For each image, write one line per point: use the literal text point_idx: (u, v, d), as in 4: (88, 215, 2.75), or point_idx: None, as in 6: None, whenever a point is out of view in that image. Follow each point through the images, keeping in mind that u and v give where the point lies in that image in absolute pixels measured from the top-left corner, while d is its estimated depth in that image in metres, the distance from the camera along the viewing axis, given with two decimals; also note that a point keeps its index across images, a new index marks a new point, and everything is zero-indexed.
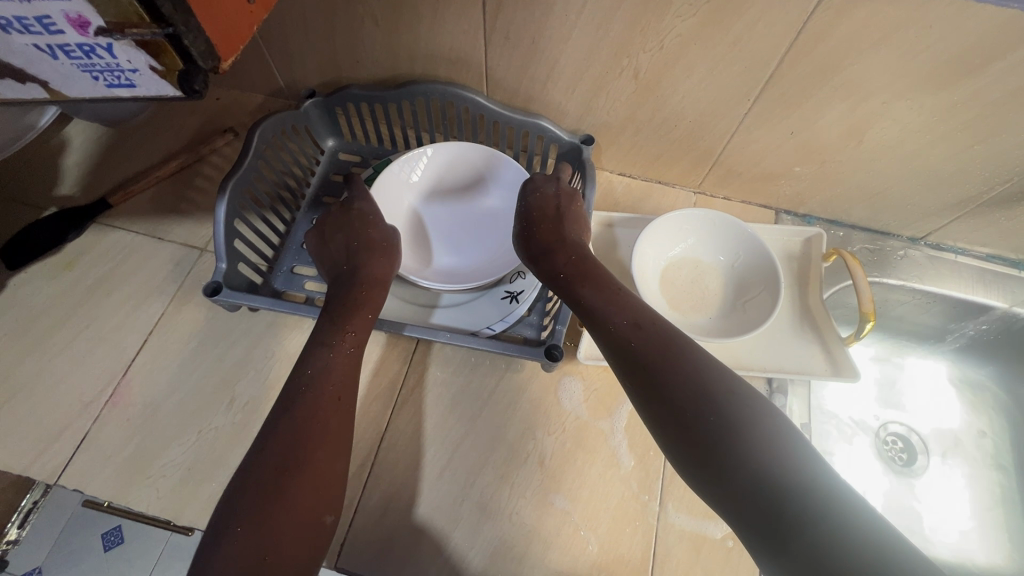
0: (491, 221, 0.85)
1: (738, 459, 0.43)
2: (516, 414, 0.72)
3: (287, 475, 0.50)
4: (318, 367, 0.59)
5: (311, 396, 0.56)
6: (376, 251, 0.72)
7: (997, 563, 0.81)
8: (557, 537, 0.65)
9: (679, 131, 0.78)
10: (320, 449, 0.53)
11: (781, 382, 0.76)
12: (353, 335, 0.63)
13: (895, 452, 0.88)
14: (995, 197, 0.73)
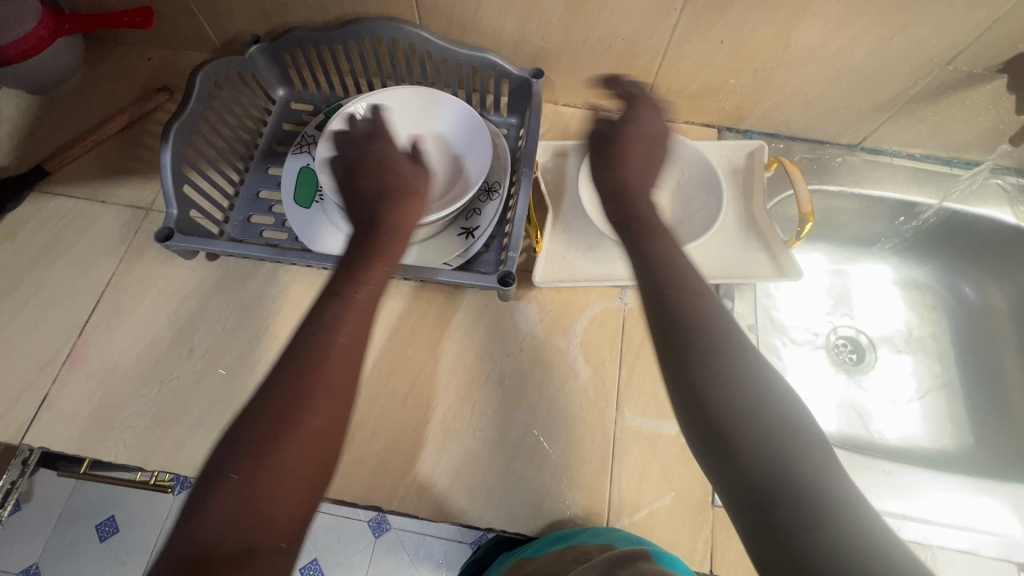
0: (436, 168, 0.81)
1: (749, 432, 0.42)
2: (474, 340, 0.74)
3: (296, 396, 0.45)
4: (326, 314, 0.50)
5: (318, 341, 0.48)
6: (402, 195, 0.63)
7: (946, 444, 0.84)
8: (520, 447, 0.68)
9: (614, 50, 0.78)
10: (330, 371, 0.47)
11: (728, 288, 0.79)
12: (377, 274, 0.56)
13: (844, 352, 0.92)
14: (919, 92, 0.76)
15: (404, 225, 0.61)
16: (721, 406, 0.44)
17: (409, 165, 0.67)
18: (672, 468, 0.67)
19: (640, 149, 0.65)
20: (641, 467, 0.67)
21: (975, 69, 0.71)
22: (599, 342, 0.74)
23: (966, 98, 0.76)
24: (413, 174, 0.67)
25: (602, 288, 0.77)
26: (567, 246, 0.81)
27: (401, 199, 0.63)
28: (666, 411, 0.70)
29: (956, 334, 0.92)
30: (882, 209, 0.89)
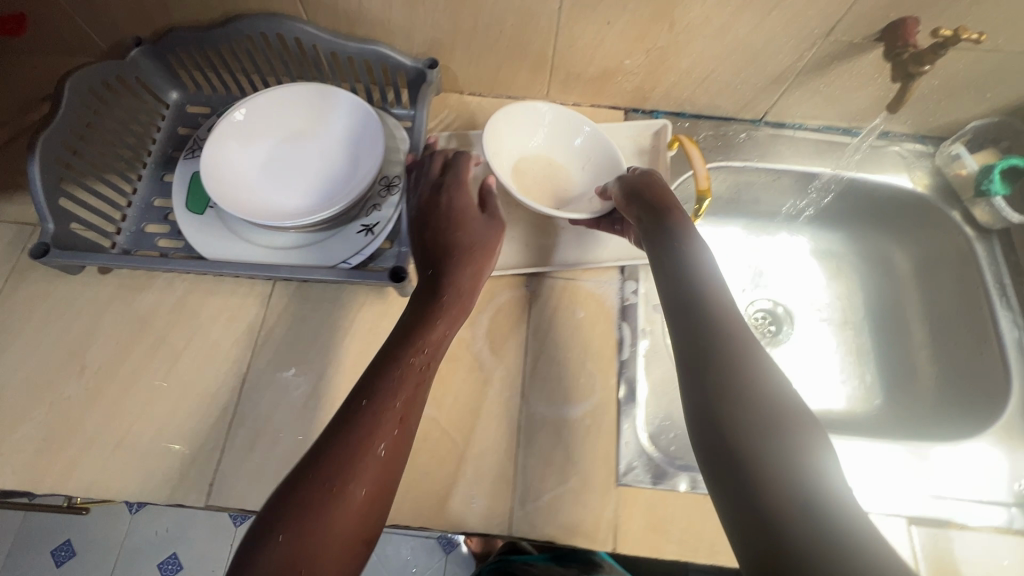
0: (333, 160, 0.78)
1: (765, 469, 0.44)
2: (379, 337, 0.73)
3: (343, 464, 0.50)
4: (381, 379, 0.56)
5: (369, 409, 0.53)
6: (467, 255, 0.69)
7: (857, 409, 0.85)
8: (425, 442, 0.68)
9: (506, 35, 0.77)
10: (383, 440, 0.52)
11: (633, 269, 0.79)
12: (438, 335, 0.62)
13: (763, 325, 0.93)
14: (807, 64, 0.77)
15: (470, 286, 0.67)
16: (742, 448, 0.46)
17: (477, 221, 0.72)
18: (578, 450, 0.68)
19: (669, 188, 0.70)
20: (547, 452, 0.67)
21: (856, 38, 0.72)
22: (505, 331, 0.74)
23: (852, 67, 0.77)
24: (479, 232, 0.71)
25: (508, 276, 0.77)
26: None
27: (474, 261, 0.69)
28: (572, 395, 0.71)
29: (870, 296, 0.93)
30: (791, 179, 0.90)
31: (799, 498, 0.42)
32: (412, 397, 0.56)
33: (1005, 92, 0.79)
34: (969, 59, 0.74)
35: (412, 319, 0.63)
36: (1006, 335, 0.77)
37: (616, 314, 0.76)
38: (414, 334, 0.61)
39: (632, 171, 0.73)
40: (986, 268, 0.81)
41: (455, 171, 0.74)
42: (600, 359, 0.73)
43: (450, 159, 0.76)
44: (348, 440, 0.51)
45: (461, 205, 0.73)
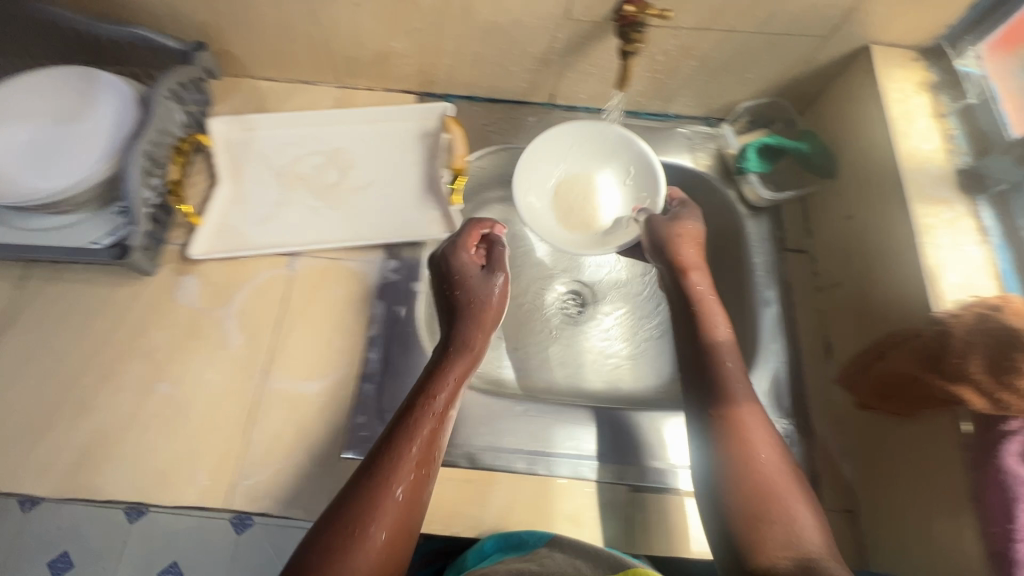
0: (82, 137, 0.76)
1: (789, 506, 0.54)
2: (128, 317, 0.73)
3: (379, 504, 0.49)
4: (421, 412, 0.56)
5: (414, 423, 0.55)
6: (468, 316, 0.66)
7: (639, 385, 0.87)
8: (155, 419, 0.68)
9: (267, 17, 0.77)
10: (400, 483, 0.51)
11: (399, 249, 0.79)
12: (450, 392, 0.59)
13: (569, 306, 0.93)
14: (566, 46, 0.78)
15: (482, 343, 0.66)
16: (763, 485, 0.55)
17: (478, 279, 0.69)
18: (308, 426, 0.69)
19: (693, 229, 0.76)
20: (278, 428, 0.68)
21: (595, 19, 0.73)
22: (258, 310, 0.75)
23: (608, 48, 0.78)
24: (487, 290, 0.68)
25: (269, 257, 0.77)
26: (241, 216, 0.80)
27: (470, 329, 0.65)
28: (314, 372, 0.72)
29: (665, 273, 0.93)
30: (594, 162, 0.86)
31: (793, 543, 0.52)
32: (429, 441, 0.55)
33: (763, 73, 0.81)
34: (712, 40, 0.75)
35: (430, 382, 0.59)
36: (766, 311, 0.78)
37: (374, 293, 0.77)
38: (423, 395, 0.58)
39: (674, 200, 0.80)
40: (756, 247, 0.82)
41: (478, 230, 0.73)
42: (350, 337, 0.74)
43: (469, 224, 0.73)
44: (387, 482, 0.51)
45: (480, 270, 0.70)
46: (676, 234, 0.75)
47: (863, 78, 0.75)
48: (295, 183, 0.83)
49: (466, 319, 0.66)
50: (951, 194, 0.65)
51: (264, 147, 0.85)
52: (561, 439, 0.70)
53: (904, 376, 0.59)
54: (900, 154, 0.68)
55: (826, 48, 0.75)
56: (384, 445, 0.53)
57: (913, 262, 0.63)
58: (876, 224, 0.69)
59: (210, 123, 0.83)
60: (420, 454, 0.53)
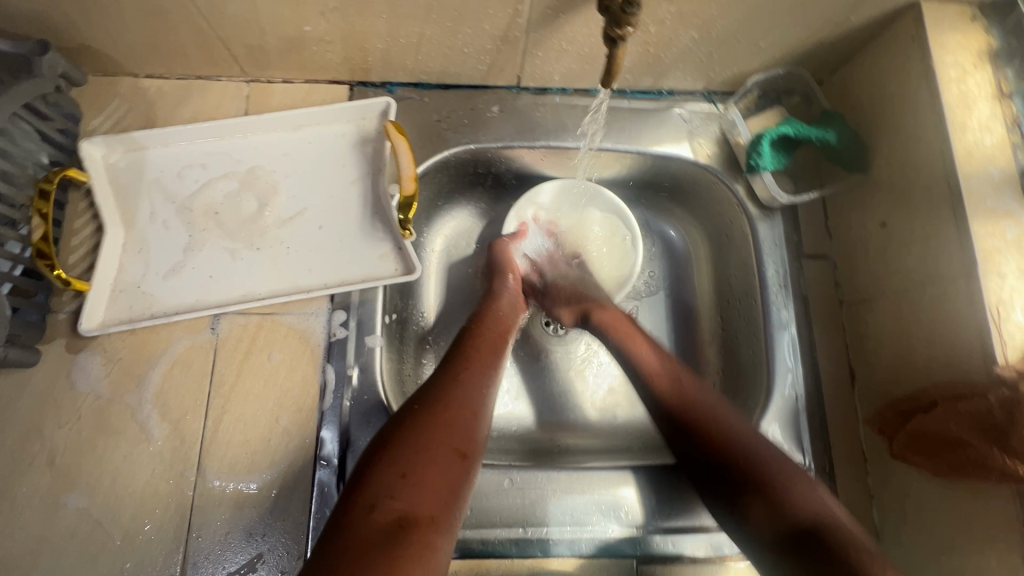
0: None
1: (788, 466, 0.50)
2: (13, 415, 0.59)
3: (404, 476, 0.45)
4: (451, 389, 0.53)
5: (448, 405, 0.52)
6: (490, 321, 0.64)
7: (642, 413, 0.75)
8: (71, 539, 0.57)
9: (127, 5, 0.57)
10: (435, 458, 0.47)
11: (346, 297, 0.65)
12: (469, 386, 0.55)
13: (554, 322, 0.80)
14: (533, 22, 0.60)
15: (505, 345, 0.63)
16: (735, 445, 0.52)
17: (506, 302, 0.67)
18: (259, 529, 0.58)
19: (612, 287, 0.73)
20: (222, 534, 0.58)
21: None
22: (181, 389, 0.61)
23: (587, 19, 0.60)
24: (511, 293, 0.68)
25: (184, 320, 0.63)
26: (143, 270, 0.64)
27: (492, 331, 0.63)
28: (258, 462, 0.60)
29: (666, 278, 0.80)
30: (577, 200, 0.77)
31: (812, 511, 0.47)
32: (448, 423, 0.50)
33: (781, 39, 0.64)
34: (720, 3, 0.58)
35: (451, 372, 0.56)
36: (783, 335, 0.67)
37: (320, 354, 0.63)
38: (444, 384, 0.54)
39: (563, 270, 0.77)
40: (770, 254, 0.69)
41: (500, 247, 0.71)
42: (297, 414, 0.62)
43: (497, 241, 0.72)
44: (411, 452, 0.47)
45: (507, 280, 0.69)
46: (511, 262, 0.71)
47: (908, 47, 0.59)
48: (205, 220, 0.66)
49: (488, 320, 0.64)
50: (1018, 205, 0.52)
51: (160, 173, 0.67)
52: (556, 513, 0.61)
53: (953, 437, 0.51)
54: (955, 154, 0.55)
55: (863, 6, 0.59)
56: (402, 426, 0.49)
57: (971, 297, 0.52)
58: (921, 240, 0.58)
59: (82, 148, 0.64)
60: (442, 434, 0.49)
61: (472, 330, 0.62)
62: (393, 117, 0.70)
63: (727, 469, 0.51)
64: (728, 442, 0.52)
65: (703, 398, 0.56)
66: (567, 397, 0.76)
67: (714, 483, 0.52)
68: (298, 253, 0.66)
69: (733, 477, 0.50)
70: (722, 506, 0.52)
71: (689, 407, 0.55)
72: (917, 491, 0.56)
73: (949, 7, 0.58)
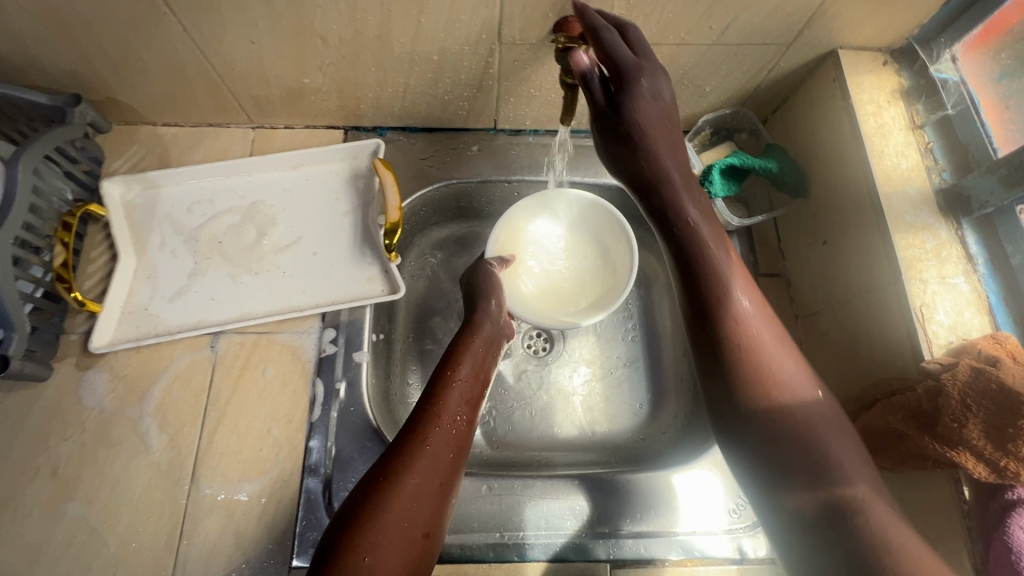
0: None
1: (830, 432, 0.47)
2: (22, 430, 0.63)
3: (367, 560, 0.45)
4: (419, 456, 0.52)
5: (416, 478, 0.51)
6: (461, 361, 0.62)
7: (619, 428, 0.78)
8: (68, 548, 0.59)
9: (151, 63, 0.66)
10: (398, 538, 0.47)
11: (336, 316, 0.70)
12: (440, 451, 0.54)
13: (536, 345, 0.84)
14: (503, 71, 0.69)
15: (479, 391, 0.62)
16: (799, 430, 0.47)
17: (483, 339, 0.65)
18: (248, 535, 0.61)
19: (661, 123, 0.57)
20: (213, 541, 0.60)
21: (531, 40, 0.63)
22: (179, 403, 0.66)
23: (550, 69, 0.68)
24: (492, 321, 0.67)
25: (186, 338, 0.68)
26: (151, 294, 0.70)
27: (469, 376, 0.61)
28: (249, 471, 0.63)
29: (639, 301, 0.86)
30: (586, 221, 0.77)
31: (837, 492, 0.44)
32: (417, 495, 0.50)
33: (723, 83, 0.72)
34: (664, 54, 0.67)
35: (419, 431, 0.54)
36: None
37: (311, 369, 0.68)
38: (409, 444, 0.53)
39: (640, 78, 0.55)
40: None
41: (483, 268, 0.71)
42: (288, 425, 0.66)
43: (481, 263, 0.71)
44: (376, 537, 0.47)
45: (490, 300, 0.68)
46: (491, 286, 0.69)
47: (832, 87, 0.68)
48: (210, 248, 0.73)
49: (463, 360, 0.62)
50: (933, 219, 0.59)
51: (171, 208, 0.74)
52: (532, 518, 0.63)
53: (892, 431, 0.53)
54: (876, 176, 0.62)
55: (789, 54, 0.68)
56: (367, 501, 0.49)
57: (899, 301, 0.57)
58: (855, 256, 0.64)
59: (103, 186, 0.72)
60: (407, 511, 0.49)
61: (449, 375, 0.61)
62: (382, 156, 0.78)
63: (777, 444, 0.47)
64: (800, 439, 0.46)
65: (737, 300, 0.52)
66: (546, 413, 0.79)
67: (748, 442, 0.48)
68: (293, 278, 0.72)
69: (785, 459, 0.46)
70: (760, 483, 0.48)
71: (747, 337, 0.50)
72: None
73: (863, 54, 0.67)
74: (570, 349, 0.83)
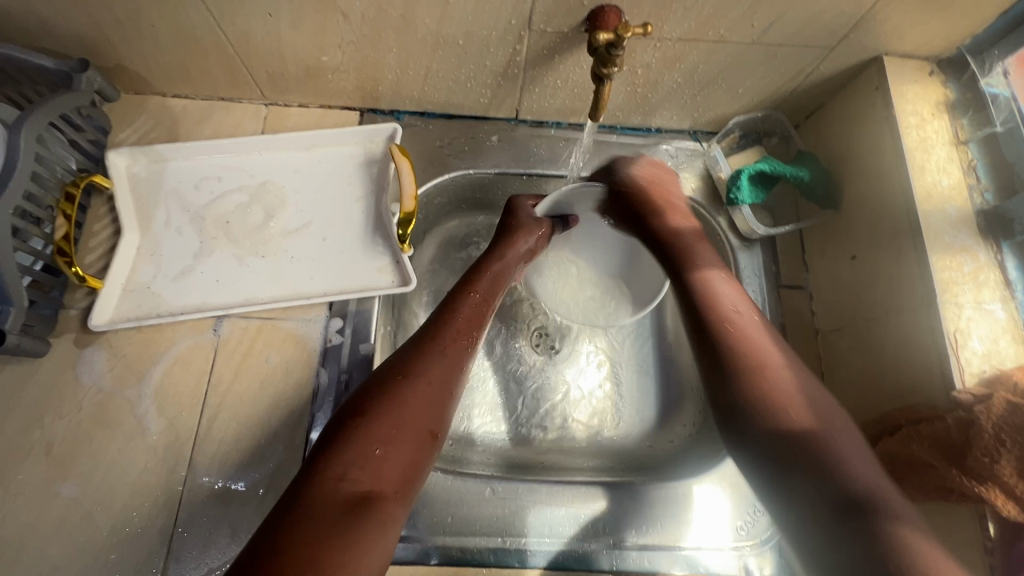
0: None
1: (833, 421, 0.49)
2: (18, 404, 0.61)
3: (377, 450, 0.46)
4: (431, 364, 0.53)
5: (424, 381, 0.51)
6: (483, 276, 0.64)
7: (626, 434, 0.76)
8: (60, 529, 0.58)
9: (163, 32, 0.63)
10: (403, 438, 0.48)
11: (345, 305, 0.68)
12: (449, 359, 0.54)
13: (543, 344, 0.81)
14: (530, 60, 0.66)
15: (495, 298, 0.64)
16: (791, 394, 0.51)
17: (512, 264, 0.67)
18: (244, 526, 0.59)
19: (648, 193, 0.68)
20: (207, 530, 0.59)
21: (562, 28, 0.60)
22: (179, 385, 0.64)
23: (579, 61, 0.65)
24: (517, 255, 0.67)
25: (188, 320, 0.66)
26: (154, 272, 0.68)
27: (484, 288, 0.63)
28: (248, 461, 0.62)
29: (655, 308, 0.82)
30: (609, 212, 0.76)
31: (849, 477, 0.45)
32: (427, 400, 0.51)
33: (758, 85, 0.69)
34: (701, 51, 0.63)
35: (429, 339, 0.55)
36: None
37: (316, 359, 0.66)
38: (421, 357, 0.53)
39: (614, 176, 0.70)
40: (749, 285, 0.72)
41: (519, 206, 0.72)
42: (290, 415, 0.64)
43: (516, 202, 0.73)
44: (385, 427, 0.47)
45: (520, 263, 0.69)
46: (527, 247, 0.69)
47: (873, 96, 0.65)
48: (217, 228, 0.70)
49: (482, 280, 0.63)
50: (972, 241, 0.57)
51: (178, 184, 0.72)
52: (535, 524, 0.62)
53: (917, 460, 0.51)
54: (915, 192, 0.59)
55: (831, 58, 0.64)
56: (377, 396, 0.49)
57: (931, 325, 0.55)
58: (887, 274, 0.61)
59: (109, 158, 0.70)
60: (418, 415, 0.49)
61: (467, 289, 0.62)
62: (398, 141, 0.75)
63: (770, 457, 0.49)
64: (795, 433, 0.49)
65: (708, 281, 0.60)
66: (552, 414, 0.77)
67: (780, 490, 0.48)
68: (303, 263, 0.70)
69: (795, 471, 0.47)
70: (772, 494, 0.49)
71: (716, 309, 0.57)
72: None
73: (908, 63, 0.64)
74: (579, 350, 0.81)
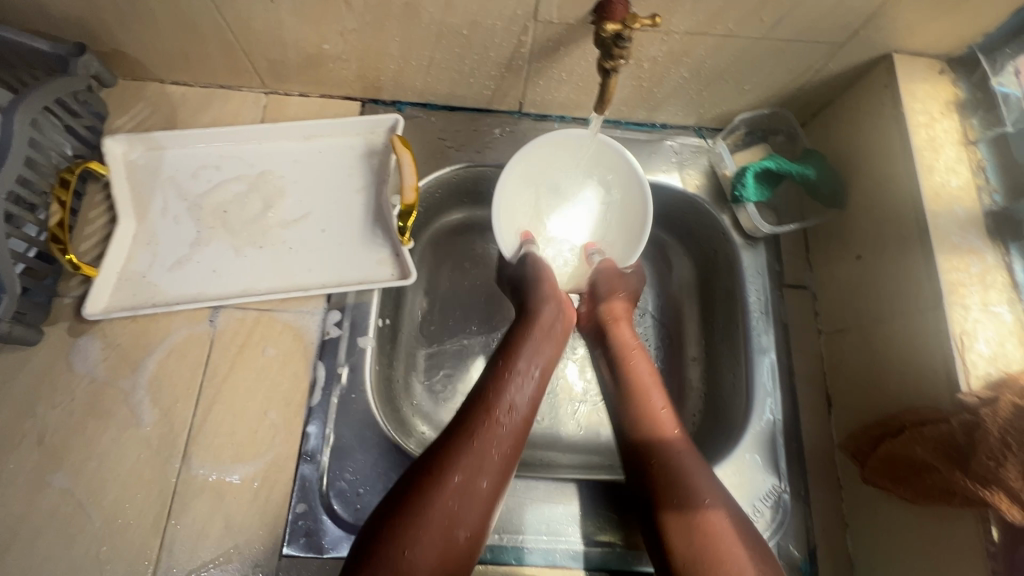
0: None
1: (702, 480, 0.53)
2: (9, 393, 0.60)
3: (405, 555, 0.45)
4: (468, 460, 0.50)
5: (463, 482, 0.49)
6: (512, 347, 0.60)
7: None
8: (51, 520, 0.57)
9: (161, 16, 0.62)
10: (432, 544, 0.46)
11: (343, 298, 0.67)
12: (497, 456, 0.52)
13: None
14: (535, 52, 0.65)
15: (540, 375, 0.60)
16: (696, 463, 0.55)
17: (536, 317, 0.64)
18: (238, 519, 0.59)
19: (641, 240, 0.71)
20: (200, 523, 0.58)
21: (568, 20, 0.59)
22: (174, 376, 0.63)
23: (585, 53, 0.64)
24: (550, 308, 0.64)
25: (184, 310, 0.65)
26: (150, 261, 0.67)
27: (530, 363, 0.59)
28: (243, 454, 0.61)
29: (657, 305, 0.81)
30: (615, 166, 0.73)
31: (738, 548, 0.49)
32: (461, 504, 0.48)
33: (766, 82, 0.68)
34: (709, 45, 0.62)
35: (466, 428, 0.52)
36: (763, 361, 0.68)
37: (313, 352, 0.65)
38: (461, 449, 0.50)
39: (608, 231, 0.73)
40: (752, 284, 0.72)
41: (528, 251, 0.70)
42: (286, 408, 0.63)
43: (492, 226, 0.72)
44: (414, 536, 0.46)
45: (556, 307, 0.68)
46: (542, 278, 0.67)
47: (882, 94, 0.64)
48: (214, 218, 0.69)
49: (517, 349, 0.60)
50: (980, 242, 0.56)
51: (175, 172, 0.71)
52: (532, 522, 0.61)
53: (919, 462, 0.51)
54: (923, 192, 0.58)
55: (841, 55, 0.64)
56: (409, 502, 0.47)
57: (937, 327, 0.54)
58: (893, 275, 0.60)
59: (105, 145, 0.68)
60: (451, 517, 0.47)
61: (507, 366, 0.58)
62: (400, 132, 0.74)
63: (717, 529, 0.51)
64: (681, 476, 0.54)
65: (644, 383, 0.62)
66: (551, 410, 0.76)
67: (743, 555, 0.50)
68: (301, 254, 0.69)
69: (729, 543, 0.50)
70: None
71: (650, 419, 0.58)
72: (891, 511, 0.57)
73: (919, 60, 0.63)
74: (579, 347, 0.80)
